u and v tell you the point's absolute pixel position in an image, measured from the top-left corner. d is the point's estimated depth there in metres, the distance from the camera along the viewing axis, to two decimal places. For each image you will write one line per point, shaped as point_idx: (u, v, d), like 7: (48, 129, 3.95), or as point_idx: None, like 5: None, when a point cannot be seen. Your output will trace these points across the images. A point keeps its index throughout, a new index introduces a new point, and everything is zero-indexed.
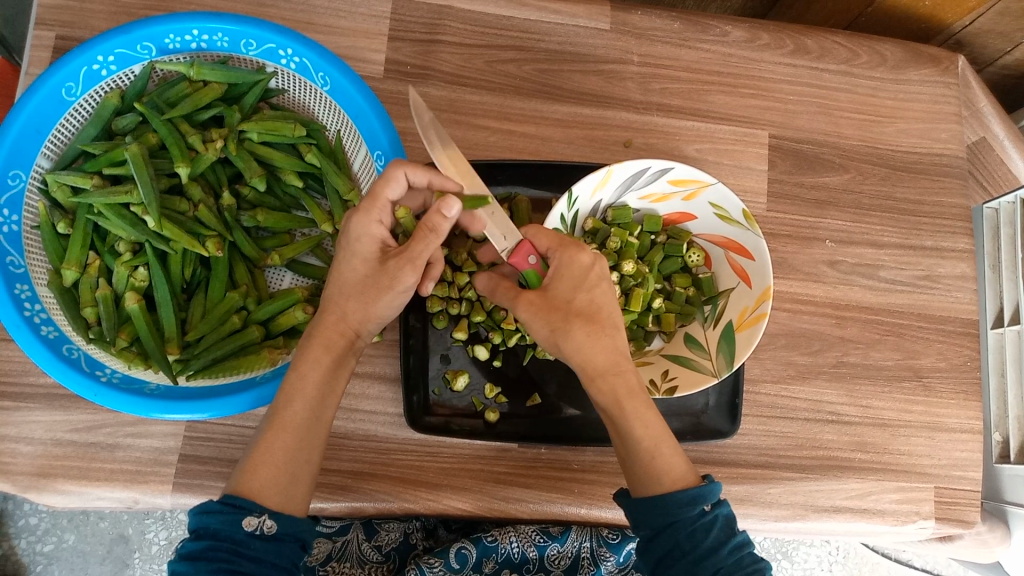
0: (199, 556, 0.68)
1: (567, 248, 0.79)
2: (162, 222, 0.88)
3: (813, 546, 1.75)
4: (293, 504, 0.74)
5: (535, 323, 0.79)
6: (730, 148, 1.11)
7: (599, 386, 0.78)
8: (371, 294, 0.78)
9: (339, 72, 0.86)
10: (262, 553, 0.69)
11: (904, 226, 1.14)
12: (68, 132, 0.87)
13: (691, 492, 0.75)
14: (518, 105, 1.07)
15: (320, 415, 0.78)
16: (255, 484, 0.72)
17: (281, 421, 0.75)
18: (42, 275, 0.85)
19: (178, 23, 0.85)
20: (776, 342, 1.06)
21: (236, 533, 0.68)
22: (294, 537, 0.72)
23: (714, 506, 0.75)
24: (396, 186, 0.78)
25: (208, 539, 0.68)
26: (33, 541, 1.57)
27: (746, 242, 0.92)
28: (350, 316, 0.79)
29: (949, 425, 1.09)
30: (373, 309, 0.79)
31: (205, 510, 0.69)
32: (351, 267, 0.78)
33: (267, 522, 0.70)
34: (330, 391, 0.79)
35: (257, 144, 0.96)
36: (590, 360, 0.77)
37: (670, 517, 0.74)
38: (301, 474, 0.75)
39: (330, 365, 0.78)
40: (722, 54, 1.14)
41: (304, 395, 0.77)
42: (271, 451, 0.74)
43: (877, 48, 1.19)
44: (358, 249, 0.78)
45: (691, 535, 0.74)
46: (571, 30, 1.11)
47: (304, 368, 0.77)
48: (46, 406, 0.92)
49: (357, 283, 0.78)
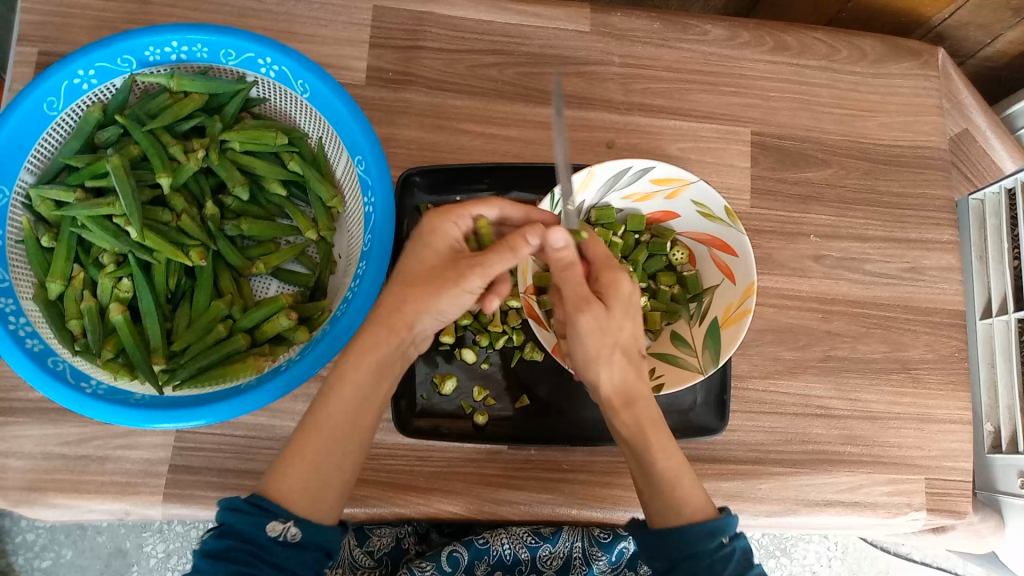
0: (221, 555, 0.69)
1: (614, 271, 0.84)
2: (145, 232, 0.89)
3: (811, 542, 1.75)
4: (320, 510, 0.75)
5: (589, 339, 0.80)
6: (712, 146, 1.12)
7: (623, 417, 0.84)
8: (437, 286, 0.78)
9: (319, 80, 0.87)
10: (282, 559, 0.70)
11: (889, 219, 1.15)
12: (50, 147, 0.88)
13: (708, 525, 0.78)
14: (500, 108, 1.08)
15: (359, 420, 0.78)
16: (282, 486, 0.74)
17: (317, 423, 0.77)
18: (27, 289, 0.85)
19: (157, 35, 0.85)
20: (762, 337, 1.07)
21: (260, 536, 0.70)
22: (316, 545, 0.73)
23: (732, 539, 0.78)
24: (488, 207, 0.83)
25: (231, 538, 0.70)
26: (30, 557, 1.57)
27: (730, 238, 0.92)
28: (403, 313, 0.79)
29: (938, 416, 1.09)
30: (433, 305, 0.78)
31: (232, 508, 0.72)
32: (422, 259, 0.80)
33: (291, 528, 0.72)
34: (370, 397, 0.79)
35: (239, 153, 0.96)
36: (617, 384, 0.83)
37: (688, 549, 0.78)
38: (331, 480, 0.76)
39: (373, 368, 0.78)
40: (702, 53, 1.14)
41: (341, 401, 0.77)
42: (303, 453, 0.75)
43: (856, 43, 1.19)
44: (432, 243, 0.80)
45: (710, 567, 0.76)
46: (551, 33, 1.12)
47: (345, 370, 0.78)
48: (35, 420, 0.92)
49: (423, 277, 0.79)
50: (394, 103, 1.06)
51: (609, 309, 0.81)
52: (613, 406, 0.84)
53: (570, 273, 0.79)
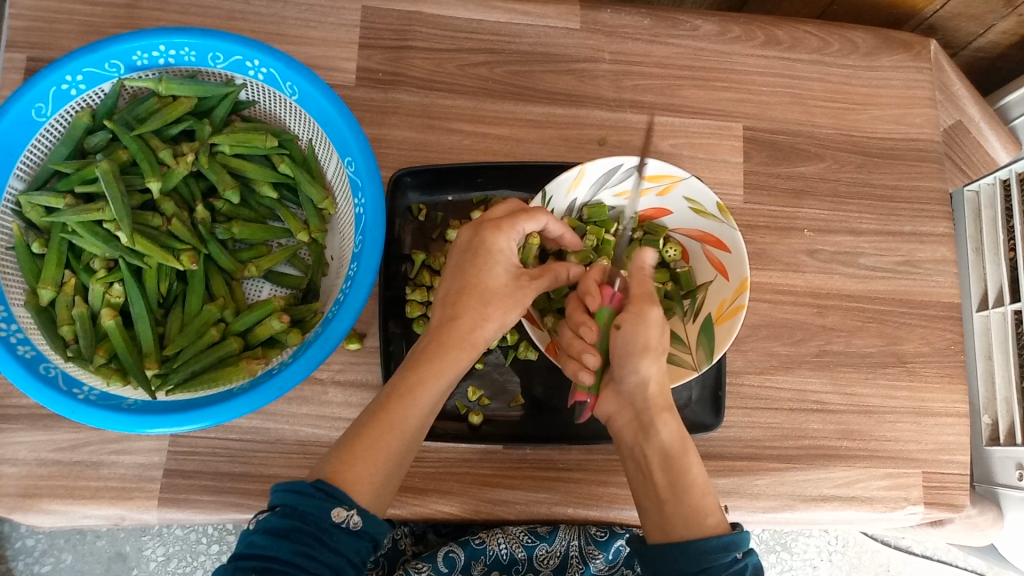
0: (283, 534, 0.66)
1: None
2: (135, 237, 0.89)
3: (811, 537, 1.75)
4: (375, 507, 0.74)
5: (654, 333, 0.85)
6: (704, 142, 1.11)
7: (664, 420, 0.87)
8: (510, 305, 0.83)
9: (306, 81, 0.86)
10: (341, 546, 0.67)
11: (882, 212, 1.14)
12: (39, 152, 0.87)
13: (726, 538, 0.77)
14: (491, 107, 1.08)
15: (422, 425, 0.79)
16: (349, 478, 0.71)
17: (391, 420, 0.75)
18: (18, 296, 0.85)
19: (143, 40, 0.85)
20: (756, 333, 1.06)
21: (323, 521, 0.67)
22: (371, 537, 0.70)
23: (745, 555, 0.77)
24: (535, 222, 0.84)
25: (295, 519, 0.66)
26: (30, 563, 1.57)
27: (722, 234, 0.92)
28: (483, 326, 0.83)
29: (934, 410, 1.09)
30: (505, 321, 0.84)
31: (296, 489, 0.68)
32: (491, 275, 0.83)
33: (354, 517, 0.68)
34: (436, 405, 0.80)
35: (229, 156, 0.96)
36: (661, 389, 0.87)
37: (702, 564, 0.76)
38: (390, 479, 0.75)
39: (448, 377, 0.80)
40: (693, 48, 1.14)
41: (418, 404, 0.77)
42: (373, 449, 0.73)
43: (848, 36, 1.19)
44: (500, 261, 0.84)
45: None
46: (541, 31, 1.12)
47: (426, 374, 0.78)
48: (29, 426, 0.92)
49: (495, 293, 0.83)
50: (384, 104, 1.05)
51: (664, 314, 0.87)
52: (653, 409, 0.86)
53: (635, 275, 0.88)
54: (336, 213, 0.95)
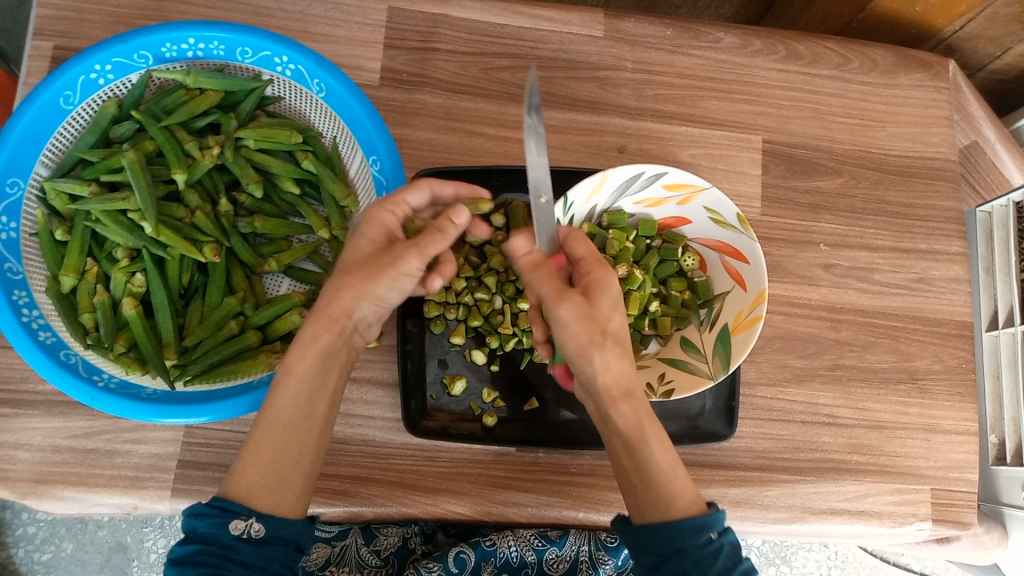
0: (188, 560, 0.67)
1: (602, 266, 0.78)
2: (159, 228, 0.89)
3: (811, 551, 1.75)
4: (285, 506, 0.73)
5: (570, 329, 0.74)
6: (723, 153, 1.12)
7: (621, 409, 0.75)
8: (371, 271, 0.77)
9: (335, 79, 0.87)
10: (250, 558, 0.68)
11: (898, 229, 1.15)
12: (65, 140, 0.88)
13: (698, 520, 0.71)
14: (513, 111, 1.08)
15: (312, 411, 0.76)
16: (240, 487, 0.71)
17: (267, 419, 0.74)
18: (41, 282, 0.85)
19: (174, 32, 0.85)
20: (771, 345, 1.07)
21: (224, 537, 0.68)
22: (284, 540, 0.71)
23: (721, 534, 0.72)
24: (416, 192, 0.82)
25: (197, 542, 0.68)
26: (30, 551, 1.57)
27: (741, 245, 0.92)
28: (341, 297, 0.77)
29: (945, 427, 1.09)
30: (370, 289, 0.77)
31: (195, 513, 0.69)
32: (358, 247, 0.79)
33: (254, 525, 0.69)
34: (319, 386, 0.77)
35: (253, 151, 0.96)
36: (616, 376, 0.75)
37: (677, 543, 0.71)
38: (290, 474, 0.73)
39: (318, 357, 0.76)
40: (715, 60, 1.15)
41: (289, 392, 0.75)
42: (257, 452, 0.73)
43: (868, 54, 1.20)
44: (367, 231, 0.79)
45: (699, 562, 0.70)
46: (564, 38, 1.12)
47: (291, 362, 0.76)
48: (45, 413, 0.92)
49: (359, 261, 0.78)
50: (407, 104, 1.06)
51: (595, 301, 0.75)
52: (612, 399, 0.75)
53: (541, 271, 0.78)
54: (357, 210, 0.96)
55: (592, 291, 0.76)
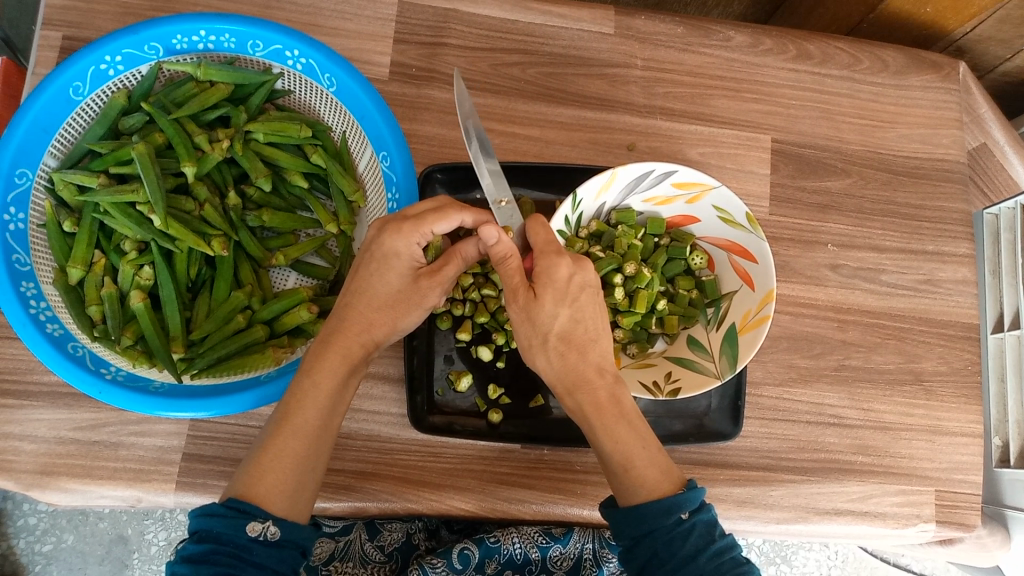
0: (200, 559, 0.67)
1: (549, 255, 0.77)
2: (168, 220, 0.89)
3: (812, 551, 1.76)
4: (296, 511, 0.74)
5: (521, 328, 0.79)
6: (732, 152, 1.12)
7: (566, 401, 0.80)
8: (397, 311, 0.81)
9: (345, 73, 0.87)
10: (264, 559, 0.68)
11: (906, 230, 1.15)
12: (74, 131, 0.87)
13: (666, 502, 0.73)
14: (522, 108, 1.08)
15: (328, 424, 0.78)
16: (261, 488, 0.71)
17: (291, 425, 0.75)
18: (48, 273, 0.85)
19: (185, 24, 0.85)
20: (777, 344, 1.07)
21: (240, 538, 0.68)
22: (294, 544, 0.71)
23: (693, 513, 0.73)
24: (446, 223, 0.78)
25: (210, 542, 0.68)
26: (32, 541, 1.57)
27: (750, 244, 0.92)
28: (374, 329, 0.81)
29: (950, 429, 1.09)
30: (398, 324, 0.82)
31: (208, 513, 0.69)
32: (384, 281, 0.80)
33: (271, 528, 0.69)
34: (339, 402, 0.79)
35: (263, 145, 0.96)
36: (556, 375, 0.79)
37: (646, 526, 0.73)
38: (306, 481, 0.75)
39: (343, 372, 0.79)
40: (725, 59, 1.14)
41: (315, 403, 0.77)
42: (280, 457, 0.74)
43: (878, 54, 1.19)
44: (394, 266, 0.79)
45: (669, 544, 0.72)
46: (574, 34, 1.12)
47: (319, 375, 0.77)
48: (50, 404, 0.92)
49: (386, 298, 0.80)
50: (416, 99, 1.06)
51: (540, 300, 0.76)
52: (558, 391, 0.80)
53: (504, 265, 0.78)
54: (365, 206, 0.95)
55: (537, 289, 0.77)
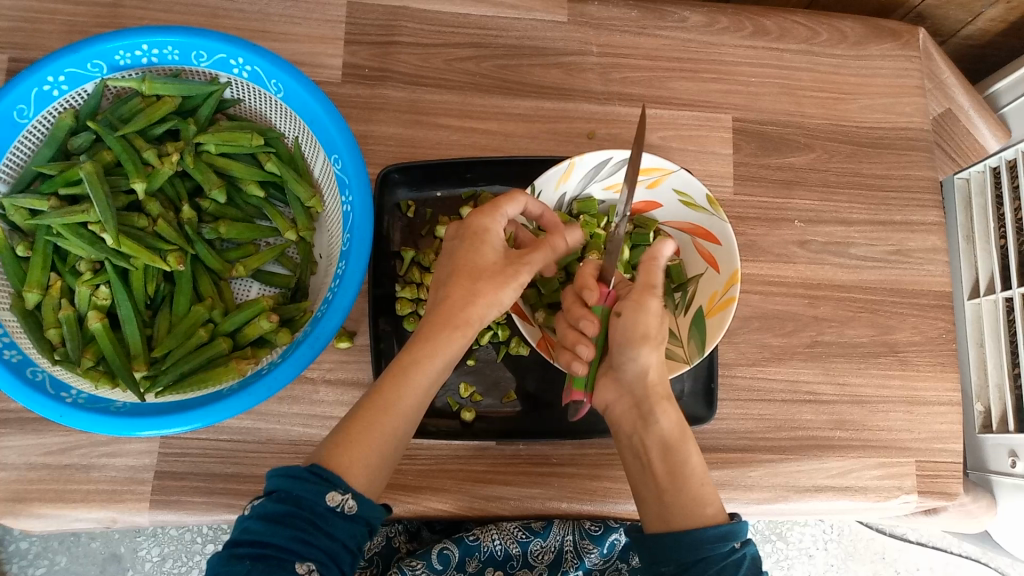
0: (278, 519, 0.67)
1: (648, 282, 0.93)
2: (121, 238, 0.87)
3: (807, 526, 1.76)
4: (371, 492, 0.74)
5: (654, 318, 0.84)
6: (693, 134, 1.11)
7: (665, 408, 0.86)
8: (499, 280, 0.80)
9: (291, 78, 0.86)
10: (336, 531, 0.68)
11: (874, 202, 1.14)
12: (22, 154, 0.87)
13: (723, 528, 0.78)
14: (479, 102, 1.07)
15: (417, 411, 0.78)
16: (344, 460, 0.72)
17: (383, 402, 0.76)
18: (3, 300, 0.84)
19: (125, 39, 0.84)
20: (748, 324, 1.06)
21: (318, 505, 0.68)
22: (365, 521, 0.71)
23: (742, 545, 0.79)
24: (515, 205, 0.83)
25: (289, 503, 0.68)
26: (24, 566, 1.57)
27: (712, 226, 0.92)
28: (476, 302, 0.80)
29: (927, 399, 1.09)
30: (498, 297, 0.81)
31: (292, 474, 0.69)
32: (481, 253, 0.82)
33: (349, 501, 0.70)
34: (432, 386, 0.79)
35: (215, 156, 0.95)
36: (663, 377, 0.86)
37: (702, 552, 0.77)
38: (385, 462, 0.75)
39: (445, 357, 0.79)
40: (681, 40, 1.13)
41: (414, 385, 0.77)
42: (370, 431, 0.74)
43: (836, 25, 1.18)
44: (488, 239, 0.82)
45: (723, 570, 0.76)
46: (528, 25, 1.11)
47: (419, 354, 0.78)
48: (19, 430, 0.92)
49: (485, 270, 0.81)
50: (371, 99, 1.05)
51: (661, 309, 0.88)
52: (658, 396, 0.86)
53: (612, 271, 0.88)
54: (324, 210, 0.95)
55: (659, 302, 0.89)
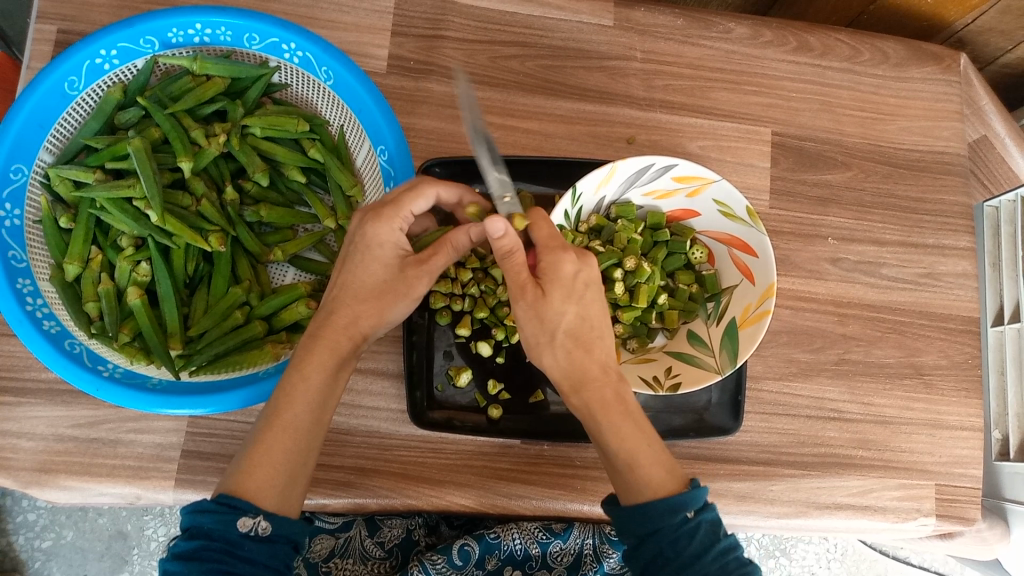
0: (192, 556, 0.66)
1: (554, 250, 0.77)
2: (165, 216, 0.88)
3: (811, 544, 1.76)
4: (288, 506, 0.72)
5: (528, 324, 0.76)
6: (732, 145, 1.11)
7: (574, 400, 0.77)
8: (385, 301, 0.80)
9: (343, 67, 0.86)
10: (254, 555, 0.67)
11: (907, 224, 1.15)
12: (70, 126, 0.87)
13: (670, 500, 0.71)
14: (521, 101, 1.07)
15: (320, 419, 0.76)
16: (251, 486, 0.70)
17: (280, 422, 0.73)
18: (44, 270, 0.84)
19: (181, 17, 0.84)
20: (777, 338, 1.06)
21: (231, 533, 0.67)
22: (285, 538, 0.70)
23: (699, 512, 0.71)
24: (421, 201, 0.80)
25: (201, 539, 0.67)
26: (30, 538, 1.56)
27: (750, 238, 0.91)
28: (361, 320, 0.79)
29: (950, 422, 1.09)
30: (385, 315, 0.80)
31: (200, 509, 0.68)
32: (369, 272, 0.79)
33: (261, 522, 0.68)
34: (331, 393, 0.77)
35: (260, 139, 0.96)
36: (562, 373, 0.77)
37: (651, 524, 0.71)
38: (297, 476, 0.74)
39: (330, 368, 0.77)
40: (725, 51, 1.14)
41: (305, 398, 0.75)
42: (270, 453, 0.72)
43: (878, 46, 1.19)
44: (378, 256, 0.78)
45: (674, 543, 0.70)
46: (573, 27, 1.11)
47: (306, 368, 0.76)
48: (47, 402, 0.92)
49: (372, 290, 0.79)
50: (414, 92, 1.05)
51: (549, 297, 0.75)
52: (564, 390, 0.78)
53: (510, 261, 0.75)
54: (363, 200, 0.95)
55: (545, 285, 0.75)
